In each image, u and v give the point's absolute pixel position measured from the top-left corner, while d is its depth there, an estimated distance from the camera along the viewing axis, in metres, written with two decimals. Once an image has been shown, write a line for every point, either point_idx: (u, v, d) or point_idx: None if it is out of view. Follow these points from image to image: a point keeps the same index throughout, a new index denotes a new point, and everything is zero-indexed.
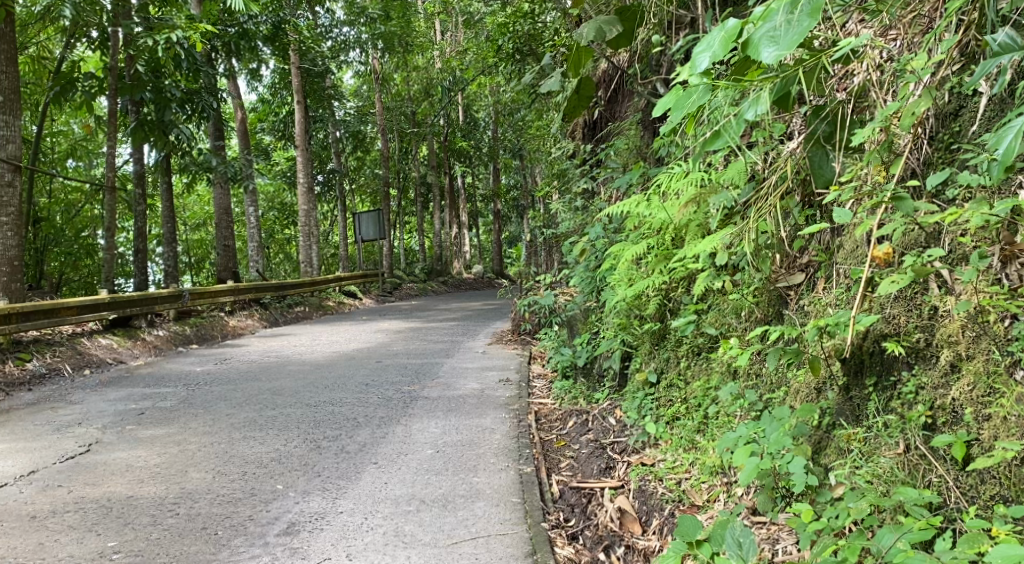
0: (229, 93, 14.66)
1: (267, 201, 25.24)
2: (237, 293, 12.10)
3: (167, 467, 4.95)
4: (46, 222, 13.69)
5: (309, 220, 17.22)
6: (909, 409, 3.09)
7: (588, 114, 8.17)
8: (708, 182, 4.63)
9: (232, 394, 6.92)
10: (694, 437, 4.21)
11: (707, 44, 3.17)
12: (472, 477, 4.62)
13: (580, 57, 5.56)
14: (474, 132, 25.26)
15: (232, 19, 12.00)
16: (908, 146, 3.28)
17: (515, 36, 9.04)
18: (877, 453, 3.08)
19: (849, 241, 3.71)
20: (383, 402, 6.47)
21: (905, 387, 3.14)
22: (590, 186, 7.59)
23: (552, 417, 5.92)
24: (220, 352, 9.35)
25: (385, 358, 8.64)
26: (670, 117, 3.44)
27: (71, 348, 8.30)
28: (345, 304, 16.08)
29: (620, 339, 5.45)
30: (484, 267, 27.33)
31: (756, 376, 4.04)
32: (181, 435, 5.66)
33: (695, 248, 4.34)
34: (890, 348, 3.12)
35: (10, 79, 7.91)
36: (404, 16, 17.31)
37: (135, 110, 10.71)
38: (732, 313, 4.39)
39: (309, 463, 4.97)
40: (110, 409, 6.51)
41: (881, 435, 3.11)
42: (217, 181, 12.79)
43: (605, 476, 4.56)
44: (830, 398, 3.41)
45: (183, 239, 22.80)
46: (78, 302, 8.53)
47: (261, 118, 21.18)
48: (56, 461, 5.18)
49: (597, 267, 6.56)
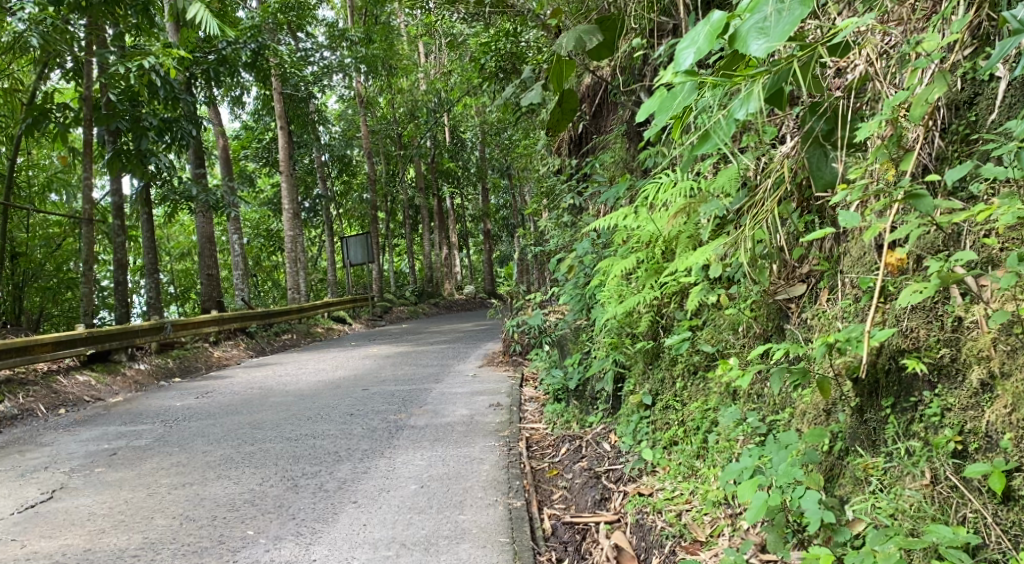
0: (210, 120, 14.32)
1: (253, 228, 24.80)
2: (221, 323, 11.76)
3: (130, 514, 4.61)
4: (24, 256, 13.28)
5: (297, 246, 16.89)
6: (935, 433, 2.81)
7: (573, 129, 7.91)
8: (697, 191, 4.39)
9: (210, 430, 6.58)
10: (694, 464, 3.92)
11: (690, 39, 2.91)
12: (458, 516, 4.29)
13: (562, 68, 5.32)
14: (461, 153, 24.97)
15: (210, 45, 11.71)
16: (919, 140, 3.02)
17: (497, 55, 8.77)
18: (900, 485, 2.82)
19: (855, 248, 3.42)
20: (367, 433, 6.15)
21: (928, 408, 2.86)
22: (577, 202, 7.29)
23: (545, 444, 5.61)
24: (202, 385, 9.00)
25: (372, 385, 8.31)
26: (655, 122, 3.17)
27: (45, 387, 7.94)
28: (334, 330, 15.73)
29: (612, 359, 5.14)
30: (476, 288, 26.97)
31: (757, 397, 3.77)
32: (152, 477, 5.33)
33: (687, 260, 4.08)
34: (911, 366, 2.85)
35: None
36: (387, 38, 16.98)
37: (111, 140, 10.35)
38: (729, 329, 4.11)
39: (284, 504, 4.64)
40: (80, 451, 6.16)
41: (904, 464, 2.84)
42: (200, 210, 12.46)
43: (601, 509, 4.26)
44: (841, 420, 3.15)
45: (168, 270, 22.43)
46: (54, 338, 8.18)
47: (244, 146, 20.72)
48: (14, 511, 4.82)
49: (586, 284, 6.27)
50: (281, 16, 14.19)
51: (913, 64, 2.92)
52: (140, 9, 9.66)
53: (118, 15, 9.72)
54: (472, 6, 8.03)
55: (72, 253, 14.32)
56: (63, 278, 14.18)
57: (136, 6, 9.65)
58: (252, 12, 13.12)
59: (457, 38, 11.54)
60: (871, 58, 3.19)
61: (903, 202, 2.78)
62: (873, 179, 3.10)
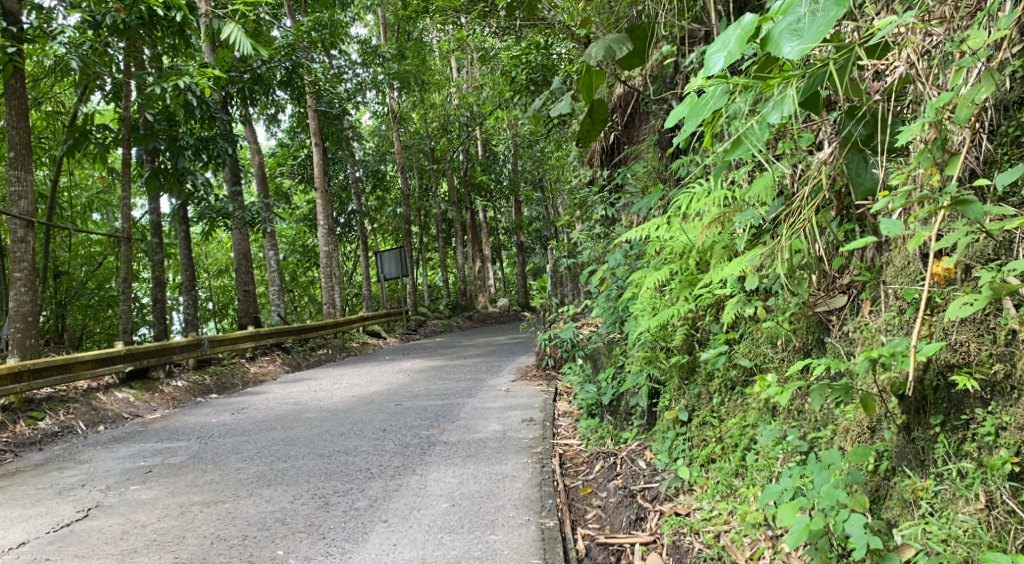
0: (247, 138, 14.46)
1: (289, 243, 25.03)
2: (257, 338, 11.83)
3: (163, 533, 4.59)
4: (67, 275, 13.49)
5: (331, 262, 16.97)
6: (990, 454, 2.67)
7: (604, 138, 7.81)
8: (732, 200, 4.30)
9: (245, 446, 6.57)
10: (732, 483, 3.80)
11: (720, 43, 2.83)
12: (490, 536, 4.20)
13: (591, 78, 5.27)
14: (493, 166, 24.94)
15: (245, 65, 11.76)
16: (966, 144, 2.86)
17: (529, 67, 8.70)
18: (953, 510, 2.68)
19: (898, 257, 3.26)
20: (399, 449, 6.09)
21: (981, 428, 2.72)
22: (609, 213, 7.18)
23: (579, 460, 5.49)
24: (238, 401, 9.02)
25: (405, 399, 8.27)
26: (685, 128, 3.08)
27: (86, 404, 8.00)
28: (369, 344, 15.75)
29: (646, 374, 5.01)
30: (510, 300, 26.89)
31: (798, 414, 3.65)
32: (185, 494, 5.32)
33: (722, 272, 3.98)
34: (962, 383, 2.70)
35: (22, 134, 7.56)
36: (419, 54, 16.96)
37: (149, 160, 10.44)
38: (766, 342, 3.99)
39: (315, 523, 4.58)
40: (117, 468, 6.19)
41: (956, 487, 2.71)
42: (236, 227, 12.54)
43: (636, 529, 4.14)
44: (887, 439, 3.02)
45: (207, 286, 22.70)
46: (93, 356, 8.24)
47: (280, 163, 20.90)
48: (50, 529, 4.83)
49: (619, 296, 6.17)
50: (314, 33, 14.22)
51: (958, 63, 2.77)
52: (176, 30, 9.66)
53: (156, 38, 9.80)
54: (503, 18, 7.96)
55: (113, 270, 14.54)
56: (104, 296, 14.39)
57: (172, 27, 9.63)
58: (286, 30, 13.18)
59: (488, 52, 11.45)
60: (913, 59, 3.03)
61: (950, 208, 2.64)
62: (917, 184, 2.93)
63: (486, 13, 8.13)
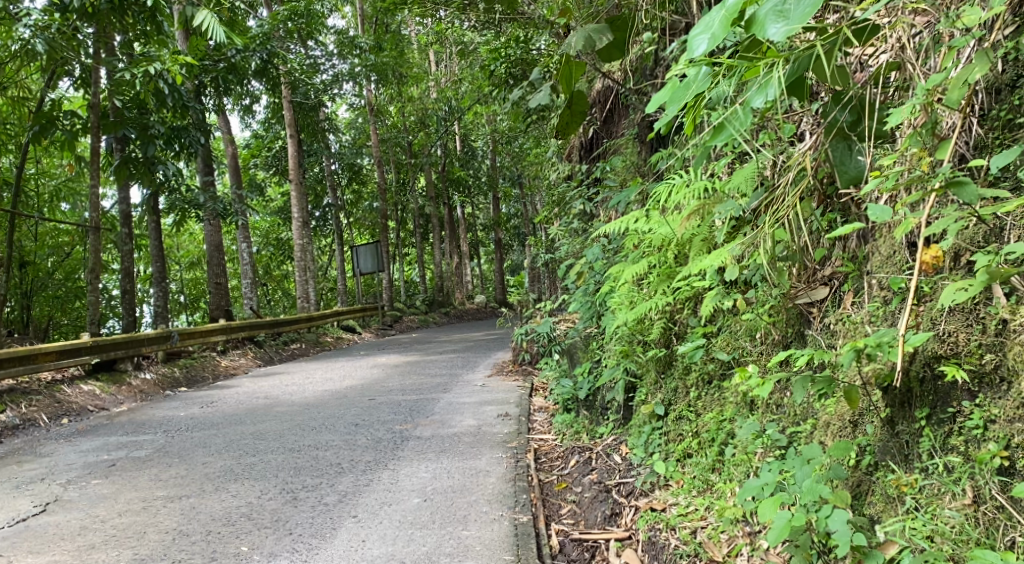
0: (221, 129, 14.19)
1: (263, 236, 24.73)
2: (229, 331, 11.62)
3: (123, 529, 4.43)
4: (33, 265, 13.15)
5: (306, 256, 16.74)
6: (977, 448, 2.61)
7: (583, 133, 7.73)
8: (711, 192, 4.25)
9: (212, 440, 6.41)
10: (709, 477, 3.74)
11: (704, 24, 2.72)
12: (461, 532, 4.10)
13: (570, 69, 5.15)
14: (472, 162, 24.74)
15: (220, 54, 11.51)
16: (957, 126, 2.80)
17: (508, 61, 8.57)
18: (939, 505, 2.62)
19: (883, 246, 3.20)
20: (371, 444, 5.96)
21: (969, 421, 2.65)
22: (588, 207, 7.09)
23: (554, 455, 5.40)
24: (207, 394, 8.83)
25: (379, 394, 8.13)
26: (666, 114, 2.99)
27: (49, 397, 7.77)
28: (344, 339, 15.56)
29: (623, 368, 4.93)
30: (487, 298, 26.74)
31: (776, 408, 3.59)
32: (149, 488, 5.15)
33: (701, 263, 3.91)
34: (950, 373, 2.64)
35: None
36: (397, 47, 16.73)
37: (119, 148, 10.10)
38: (745, 335, 3.92)
39: (281, 518, 4.45)
40: (79, 461, 6.00)
41: (943, 482, 2.65)
42: (209, 219, 12.27)
43: (611, 525, 4.07)
44: (869, 432, 2.95)
45: (179, 279, 22.36)
46: (57, 347, 8.01)
47: (255, 155, 20.60)
48: (4, 524, 4.64)
49: (597, 291, 6.10)
50: (290, 23, 13.98)
51: (952, 43, 2.71)
52: (148, 16, 9.37)
53: (127, 24, 9.51)
54: (482, 11, 7.83)
55: (82, 261, 14.22)
56: (72, 288, 14.09)
57: (143, 13, 9.29)
58: (262, 20, 12.91)
59: (468, 46, 11.29)
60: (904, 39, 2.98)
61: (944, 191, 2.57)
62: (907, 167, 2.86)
63: (465, 6, 8.00)
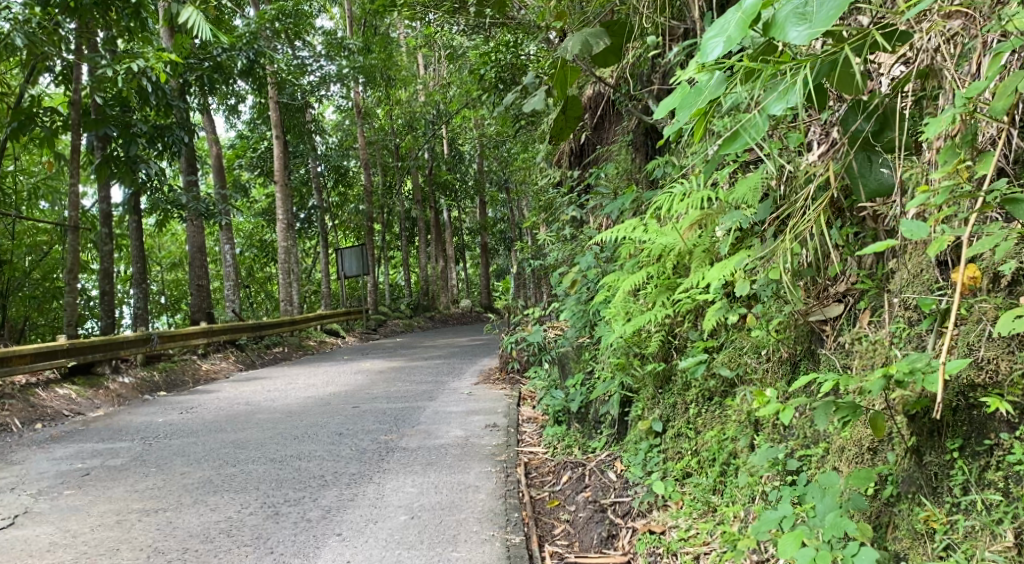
0: (205, 128, 13.91)
1: (247, 238, 24.40)
2: (210, 334, 11.37)
3: (95, 545, 4.21)
4: (10, 264, 12.84)
5: (291, 257, 16.48)
6: (1018, 484, 2.48)
7: (574, 138, 7.57)
8: (713, 202, 4.09)
9: (191, 449, 6.18)
10: (710, 499, 3.59)
11: (719, 26, 2.56)
12: (451, 553, 3.91)
13: (566, 74, 4.98)
14: (460, 165, 24.51)
15: (206, 52, 11.24)
16: (998, 138, 2.68)
17: (498, 66, 8.40)
18: (978, 548, 2.48)
19: (908, 263, 3.06)
20: (356, 455, 5.77)
21: (1010, 455, 2.52)
22: (579, 215, 6.93)
23: (544, 470, 5.24)
24: (186, 399, 8.58)
25: (362, 402, 7.93)
26: (677, 120, 2.83)
27: (23, 400, 7.51)
28: (327, 343, 15.31)
29: (618, 382, 4.76)
30: (473, 302, 26.51)
31: (783, 429, 3.44)
32: (124, 501, 4.92)
33: (706, 276, 3.76)
34: (994, 404, 2.50)
35: None
36: (385, 49, 16.51)
37: (101, 146, 9.84)
38: (750, 351, 3.77)
39: (262, 536, 4.24)
40: (51, 470, 5.76)
41: (981, 522, 2.51)
42: (191, 220, 11.99)
43: (608, 547, 3.90)
44: (892, 462, 2.81)
45: (159, 280, 22.02)
46: (32, 349, 7.75)
47: (240, 155, 20.31)
48: None
49: (590, 300, 5.92)
50: (277, 23, 13.72)
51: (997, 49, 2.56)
52: (132, 12, 9.09)
53: (111, 21, 9.23)
54: (474, 14, 7.64)
55: (61, 261, 13.90)
56: (50, 288, 13.77)
57: (127, 9, 9.03)
58: (249, 18, 12.64)
59: (457, 49, 11.11)
60: (939, 45, 2.85)
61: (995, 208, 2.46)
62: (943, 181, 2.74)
63: (456, 9, 7.75)
